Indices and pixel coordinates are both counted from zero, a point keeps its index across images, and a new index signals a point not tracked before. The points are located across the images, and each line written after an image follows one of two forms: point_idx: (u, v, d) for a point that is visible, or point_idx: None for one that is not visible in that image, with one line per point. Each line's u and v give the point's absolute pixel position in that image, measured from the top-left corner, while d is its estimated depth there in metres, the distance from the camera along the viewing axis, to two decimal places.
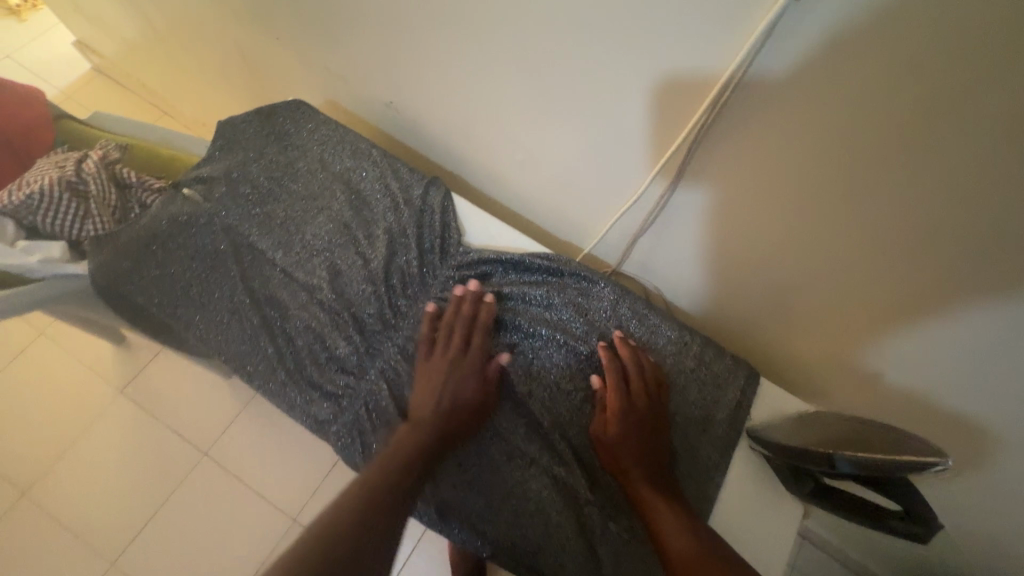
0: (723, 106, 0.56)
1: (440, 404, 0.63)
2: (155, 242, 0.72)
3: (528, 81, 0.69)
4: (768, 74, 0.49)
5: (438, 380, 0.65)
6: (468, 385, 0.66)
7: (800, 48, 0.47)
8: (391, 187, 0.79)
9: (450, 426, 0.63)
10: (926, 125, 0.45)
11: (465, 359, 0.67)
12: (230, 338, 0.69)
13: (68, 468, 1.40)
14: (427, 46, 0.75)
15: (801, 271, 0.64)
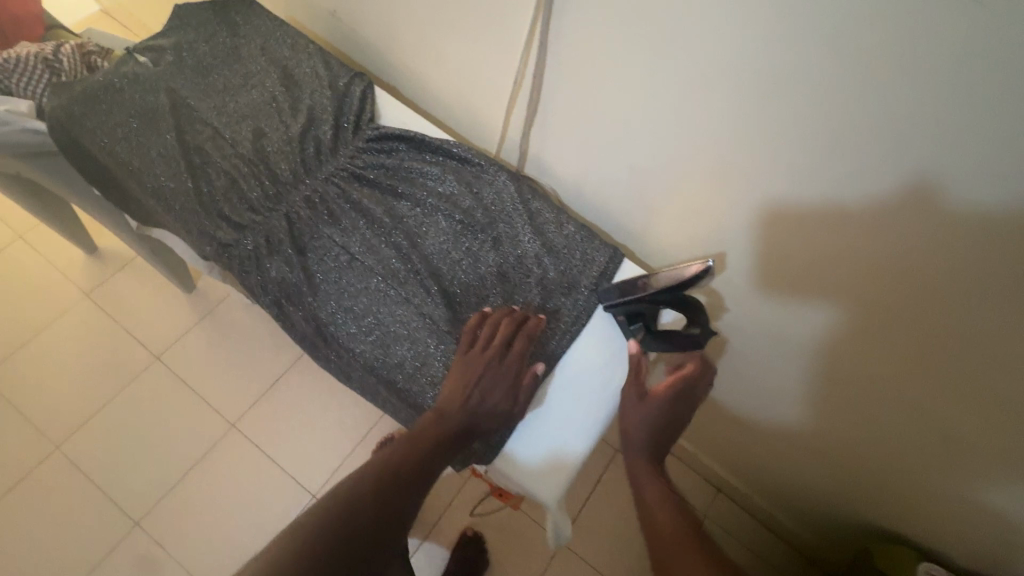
0: None
1: (470, 406, 0.68)
2: (102, 93, 0.83)
3: None
4: None
5: (470, 379, 0.69)
6: (501, 389, 0.70)
7: None
8: (319, 73, 0.90)
9: (477, 427, 0.68)
10: None
11: (506, 363, 0.71)
12: (157, 173, 0.80)
13: (29, 357, 1.51)
14: None
15: (647, 138, 0.75)
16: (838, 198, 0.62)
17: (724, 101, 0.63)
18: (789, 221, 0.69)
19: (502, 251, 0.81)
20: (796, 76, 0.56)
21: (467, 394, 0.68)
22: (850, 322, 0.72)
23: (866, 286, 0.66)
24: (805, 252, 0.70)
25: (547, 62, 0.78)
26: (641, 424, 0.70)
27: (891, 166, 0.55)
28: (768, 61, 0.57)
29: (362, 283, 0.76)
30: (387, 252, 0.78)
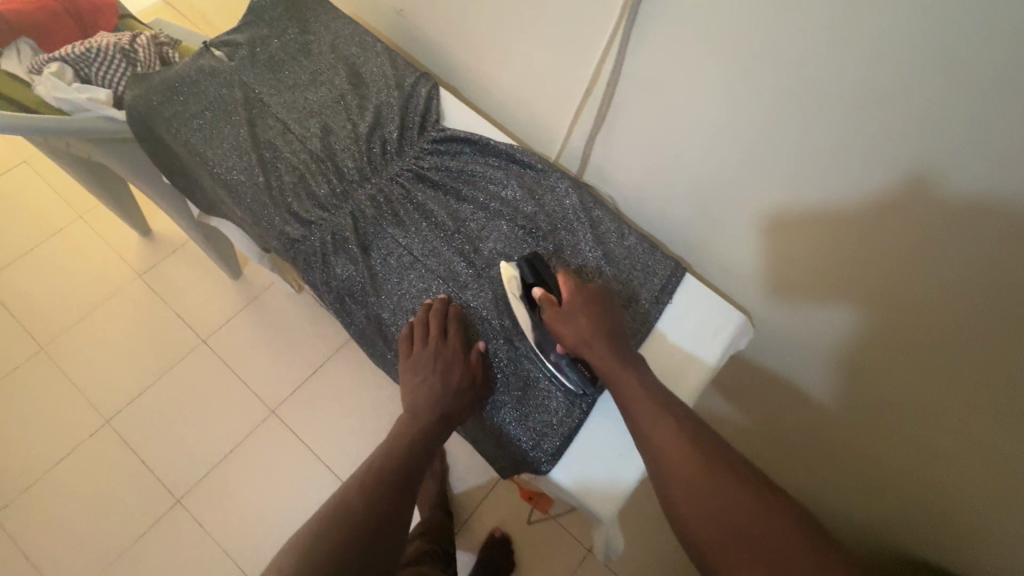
0: None
1: (434, 395, 0.70)
2: (180, 84, 0.85)
3: None
4: None
5: (425, 372, 0.70)
6: (456, 369, 0.71)
7: None
8: (387, 73, 0.90)
9: (452, 414, 0.70)
10: None
11: (449, 347, 0.71)
12: (228, 166, 0.81)
13: (84, 333, 1.56)
14: None
15: (719, 155, 0.73)
16: (929, 229, 0.59)
17: (811, 122, 0.61)
18: (870, 247, 0.66)
19: (562, 259, 0.80)
20: (898, 100, 0.53)
21: (425, 388, 0.70)
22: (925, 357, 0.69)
23: (950, 321, 0.63)
24: (883, 280, 0.67)
25: (620, 72, 0.76)
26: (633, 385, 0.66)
27: (995, 200, 0.52)
28: (868, 82, 0.54)
29: (423, 285, 0.77)
30: (449, 255, 0.79)
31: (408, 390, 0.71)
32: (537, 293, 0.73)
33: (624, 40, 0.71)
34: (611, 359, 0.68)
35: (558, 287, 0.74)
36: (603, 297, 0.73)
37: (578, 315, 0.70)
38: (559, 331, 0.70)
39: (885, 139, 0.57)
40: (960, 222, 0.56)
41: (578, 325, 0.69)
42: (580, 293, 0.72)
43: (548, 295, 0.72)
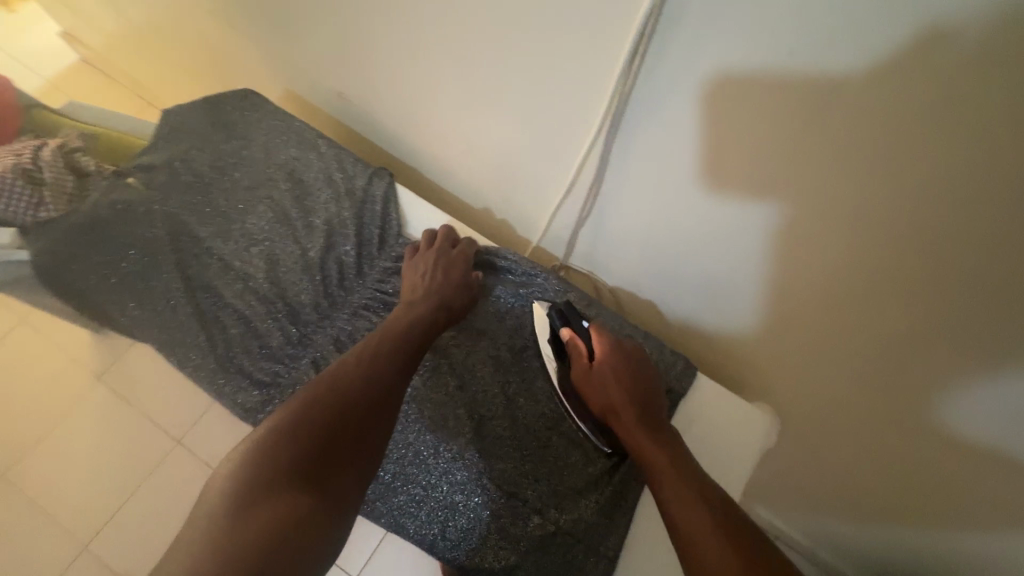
0: (632, 93, 0.55)
1: (431, 299, 0.67)
2: (91, 230, 0.72)
3: (464, 73, 0.69)
4: (665, 65, 0.50)
5: (425, 267, 0.70)
6: (459, 266, 0.71)
7: (689, 43, 0.47)
8: (334, 178, 0.78)
9: (449, 308, 0.67)
10: (814, 114, 0.45)
11: (454, 249, 0.73)
12: (165, 324, 0.70)
13: (46, 450, 1.43)
14: (372, 40, 0.75)
15: (723, 263, 0.64)
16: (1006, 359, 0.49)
17: (836, 245, 0.52)
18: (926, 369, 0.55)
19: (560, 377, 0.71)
20: (962, 230, 0.44)
21: (425, 284, 0.68)
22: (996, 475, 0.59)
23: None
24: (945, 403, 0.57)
25: (605, 168, 0.65)
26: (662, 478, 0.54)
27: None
28: (915, 208, 0.45)
29: (408, 437, 0.67)
30: (434, 394, 0.69)
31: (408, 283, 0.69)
32: (567, 338, 0.67)
33: (610, 141, 0.61)
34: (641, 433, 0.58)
35: (590, 341, 0.66)
36: (641, 356, 0.65)
37: (607, 362, 0.64)
38: (586, 391, 0.65)
39: (944, 265, 0.46)
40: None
41: (606, 386, 0.63)
42: (612, 352, 0.64)
43: (575, 345, 0.67)
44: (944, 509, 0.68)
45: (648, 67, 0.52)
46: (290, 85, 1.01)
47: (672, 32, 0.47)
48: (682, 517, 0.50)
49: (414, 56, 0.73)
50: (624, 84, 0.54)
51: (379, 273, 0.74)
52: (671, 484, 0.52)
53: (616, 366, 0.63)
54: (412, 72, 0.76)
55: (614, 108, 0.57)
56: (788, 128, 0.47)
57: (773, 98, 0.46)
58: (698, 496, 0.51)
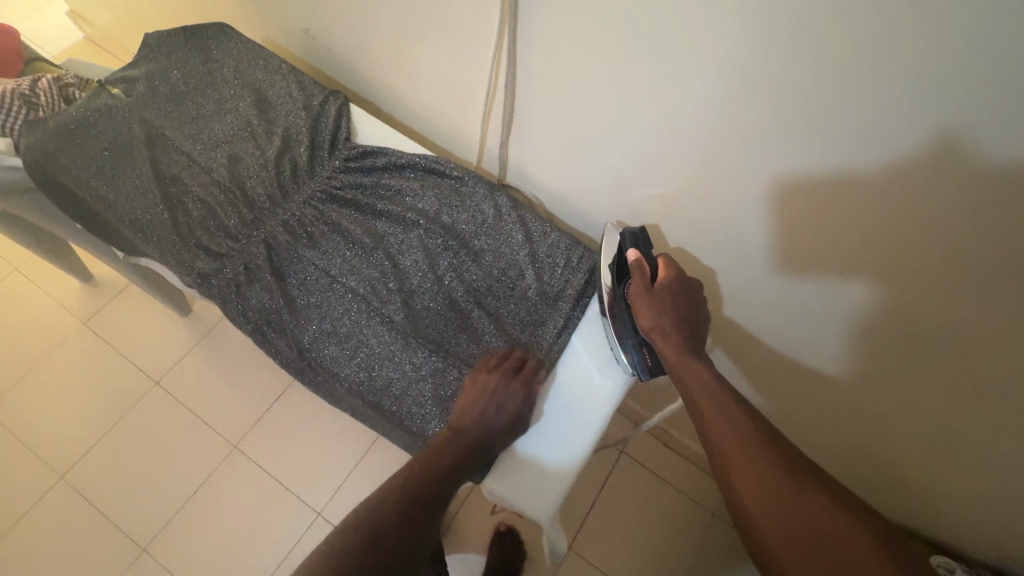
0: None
1: (481, 434, 0.66)
2: (75, 128, 0.83)
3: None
4: None
5: (480, 395, 0.68)
6: (514, 398, 0.68)
7: None
8: (294, 95, 0.89)
9: (491, 445, 0.67)
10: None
11: (515, 386, 0.69)
12: (134, 206, 0.80)
13: (30, 388, 1.51)
14: None
15: (617, 150, 0.73)
16: (829, 193, 0.56)
17: (689, 113, 0.62)
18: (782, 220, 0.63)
19: (484, 264, 0.79)
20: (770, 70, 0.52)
21: (479, 414, 0.67)
22: (856, 326, 0.67)
23: (871, 288, 0.61)
24: (803, 253, 0.64)
25: (516, 71, 0.75)
26: (714, 418, 0.57)
27: (893, 157, 0.49)
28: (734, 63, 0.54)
29: (342, 305, 0.75)
30: (368, 271, 0.77)
31: (460, 412, 0.68)
32: (633, 260, 0.69)
33: (511, 36, 0.70)
34: (689, 364, 0.62)
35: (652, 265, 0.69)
36: (696, 291, 0.69)
37: (668, 290, 0.67)
38: (637, 308, 0.67)
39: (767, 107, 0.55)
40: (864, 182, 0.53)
41: (659, 311, 0.65)
42: (673, 281, 0.68)
43: (642, 266, 0.68)
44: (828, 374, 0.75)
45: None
46: (265, 32, 1.12)
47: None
48: (730, 450, 0.55)
49: None
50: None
51: (329, 175, 0.84)
52: (727, 428, 0.56)
53: (672, 294, 0.67)
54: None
55: (509, 7, 0.67)
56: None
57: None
58: (757, 446, 0.54)
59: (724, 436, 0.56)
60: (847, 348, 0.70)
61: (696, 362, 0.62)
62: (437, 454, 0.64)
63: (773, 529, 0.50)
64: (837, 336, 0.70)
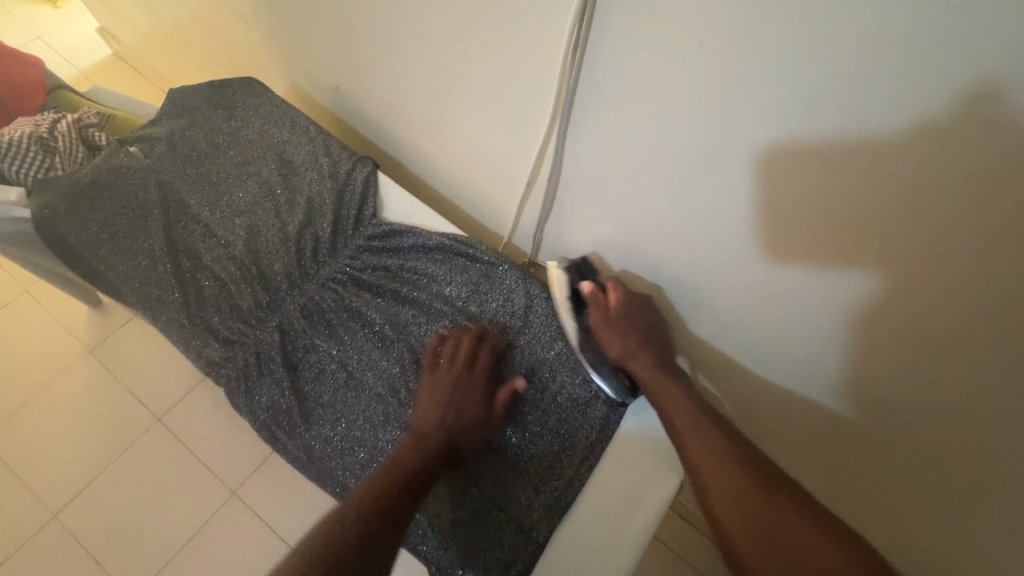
0: (575, 92, 0.60)
1: (443, 431, 0.64)
2: (87, 189, 0.78)
3: (439, 71, 0.76)
4: (602, 61, 0.55)
5: (443, 393, 0.66)
6: (475, 395, 0.67)
7: (617, 44, 0.52)
8: (321, 161, 0.83)
9: (457, 445, 0.65)
10: (726, 114, 0.49)
11: (473, 377, 0.68)
12: (141, 279, 0.75)
13: (28, 417, 1.46)
14: (363, 39, 0.83)
15: (667, 257, 0.68)
16: (926, 344, 0.51)
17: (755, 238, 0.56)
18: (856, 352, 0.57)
19: (513, 364, 0.73)
20: (867, 211, 0.46)
21: (440, 412, 0.65)
22: (929, 472, 0.60)
23: (959, 440, 0.54)
24: (878, 386, 0.58)
25: (561, 165, 0.70)
26: (685, 424, 0.59)
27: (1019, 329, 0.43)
28: (816, 200, 0.49)
29: (358, 405, 0.69)
30: (388, 366, 0.71)
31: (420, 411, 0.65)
32: (587, 291, 0.71)
33: (560, 133, 0.65)
34: (658, 376, 0.64)
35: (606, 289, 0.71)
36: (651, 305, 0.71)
37: (627, 312, 0.68)
38: (600, 335, 0.68)
39: (865, 245, 0.49)
40: (967, 341, 0.47)
41: (620, 331, 0.67)
42: (628, 300, 0.69)
43: (597, 296, 0.70)
44: (892, 511, 0.68)
45: (587, 62, 0.56)
46: (296, 81, 1.09)
47: (602, 28, 0.52)
48: (698, 445, 0.57)
49: (397, 56, 0.80)
50: (567, 79, 0.59)
51: (353, 255, 0.78)
52: (694, 431, 0.58)
53: (631, 314, 0.69)
54: (398, 68, 0.82)
55: (562, 107, 0.62)
56: (708, 119, 0.51)
57: (694, 87, 0.49)
58: (722, 448, 0.56)
59: (691, 437, 0.58)
60: (919, 492, 0.63)
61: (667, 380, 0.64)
62: (404, 459, 0.61)
63: (740, 528, 0.50)
64: (904, 475, 0.63)
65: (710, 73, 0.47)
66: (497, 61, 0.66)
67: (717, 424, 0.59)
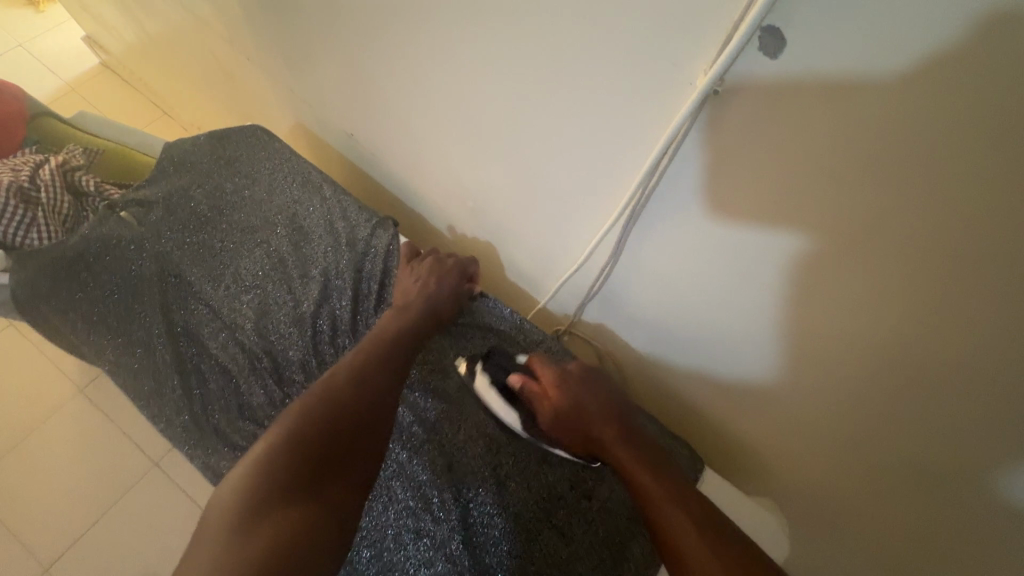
0: (658, 184, 0.53)
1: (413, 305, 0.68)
2: (77, 265, 0.70)
3: (489, 137, 0.70)
4: (696, 156, 0.48)
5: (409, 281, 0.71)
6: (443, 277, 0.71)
7: (721, 146, 0.46)
8: (336, 226, 0.75)
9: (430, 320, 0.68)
10: (848, 230, 0.43)
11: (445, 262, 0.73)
12: (140, 371, 0.67)
13: (14, 463, 1.37)
14: (399, 96, 0.77)
15: (736, 355, 0.62)
16: None
17: (853, 357, 0.50)
18: (945, 489, 0.51)
19: (556, 466, 0.66)
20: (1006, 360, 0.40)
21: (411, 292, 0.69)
22: None
23: None
24: (963, 527, 0.52)
25: (622, 251, 0.64)
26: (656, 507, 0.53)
27: None
28: (940, 335, 0.43)
29: (386, 520, 0.62)
30: (418, 472, 0.64)
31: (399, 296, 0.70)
32: (517, 384, 0.64)
33: (629, 221, 0.59)
34: (616, 453, 0.58)
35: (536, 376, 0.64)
36: (594, 377, 0.63)
37: (567, 397, 0.61)
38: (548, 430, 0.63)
39: (979, 393, 0.43)
40: None
41: (567, 423, 0.61)
42: (561, 386, 0.62)
43: (529, 386, 0.63)
44: None
45: (672, 164, 0.50)
46: (308, 122, 1.01)
47: (699, 142, 0.47)
48: (676, 538, 0.50)
49: (439, 117, 0.74)
50: (654, 169, 0.52)
51: None
52: (668, 516, 0.52)
53: (567, 399, 0.61)
54: (438, 128, 0.76)
55: (635, 200, 0.56)
56: (805, 240, 0.46)
57: (797, 209, 0.45)
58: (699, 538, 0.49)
59: (670, 526, 0.51)
60: None
61: (631, 457, 0.57)
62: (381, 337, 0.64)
63: None
64: None
65: (821, 200, 0.43)
66: (564, 146, 0.62)
67: (692, 505, 0.52)
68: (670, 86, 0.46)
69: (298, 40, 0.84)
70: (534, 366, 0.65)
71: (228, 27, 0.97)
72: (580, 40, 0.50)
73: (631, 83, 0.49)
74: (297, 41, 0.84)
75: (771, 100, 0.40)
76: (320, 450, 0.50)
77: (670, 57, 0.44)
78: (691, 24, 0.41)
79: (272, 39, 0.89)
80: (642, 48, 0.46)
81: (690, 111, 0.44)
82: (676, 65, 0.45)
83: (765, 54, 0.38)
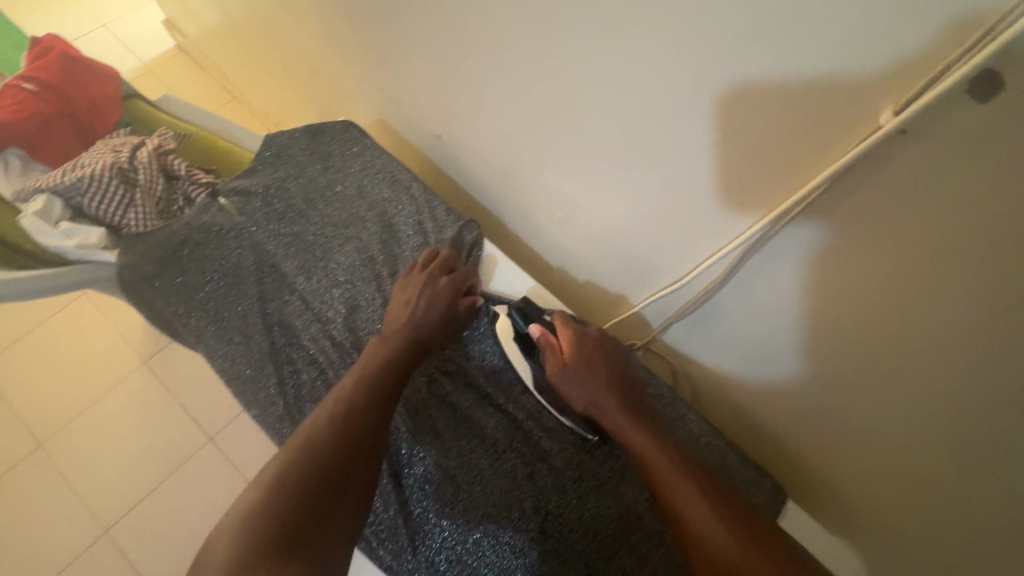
0: (797, 215, 0.51)
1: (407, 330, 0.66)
2: (182, 251, 0.73)
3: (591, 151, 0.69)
4: (847, 190, 0.46)
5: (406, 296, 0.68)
6: (438, 296, 0.69)
7: (887, 185, 0.44)
8: (424, 226, 0.75)
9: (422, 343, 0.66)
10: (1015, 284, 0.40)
11: (443, 280, 0.69)
12: (237, 357, 0.70)
13: (82, 427, 1.44)
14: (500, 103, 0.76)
15: (840, 394, 0.60)
16: None
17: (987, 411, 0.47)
18: None
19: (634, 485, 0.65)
20: None
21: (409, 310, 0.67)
22: None
23: None
24: None
25: (728, 279, 0.63)
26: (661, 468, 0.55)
27: None
28: None
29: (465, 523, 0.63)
30: (498, 479, 0.64)
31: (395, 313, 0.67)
32: (537, 335, 0.68)
33: (747, 248, 0.57)
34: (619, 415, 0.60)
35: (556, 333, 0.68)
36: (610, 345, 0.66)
37: (581, 354, 0.65)
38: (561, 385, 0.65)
39: None
40: None
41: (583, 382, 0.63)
42: (580, 345, 0.65)
43: (547, 340, 0.67)
44: None
45: (807, 194, 0.48)
46: (391, 118, 1.02)
47: (855, 179, 0.45)
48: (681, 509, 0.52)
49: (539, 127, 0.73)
50: (795, 202, 0.50)
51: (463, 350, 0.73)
52: (676, 486, 0.53)
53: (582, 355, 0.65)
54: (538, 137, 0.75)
55: (760, 233, 0.55)
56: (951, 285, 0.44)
57: (954, 253, 0.43)
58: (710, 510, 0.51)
59: (676, 493, 0.53)
60: None
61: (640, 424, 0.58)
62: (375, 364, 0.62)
63: None
64: None
65: (987, 247, 0.40)
66: (676, 168, 0.60)
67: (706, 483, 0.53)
68: (831, 118, 0.44)
69: (396, 38, 0.84)
70: (557, 323, 0.68)
71: (321, 22, 0.98)
72: (722, 67, 0.48)
73: (777, 111, 0.47)
74: (394, 40, 0.84)
75: (960, 144, 0.38)
76: (327, 490, 0.50)
77: (842, 89, 0.42)
78: (873, 63, 0.39)
79: (366, 37, 0.89)
80: (801, 82, 0.44)
81: (864, 150, 0.43)
82: (850, 102, 0.43)
83: (971, 98, 0.36)
